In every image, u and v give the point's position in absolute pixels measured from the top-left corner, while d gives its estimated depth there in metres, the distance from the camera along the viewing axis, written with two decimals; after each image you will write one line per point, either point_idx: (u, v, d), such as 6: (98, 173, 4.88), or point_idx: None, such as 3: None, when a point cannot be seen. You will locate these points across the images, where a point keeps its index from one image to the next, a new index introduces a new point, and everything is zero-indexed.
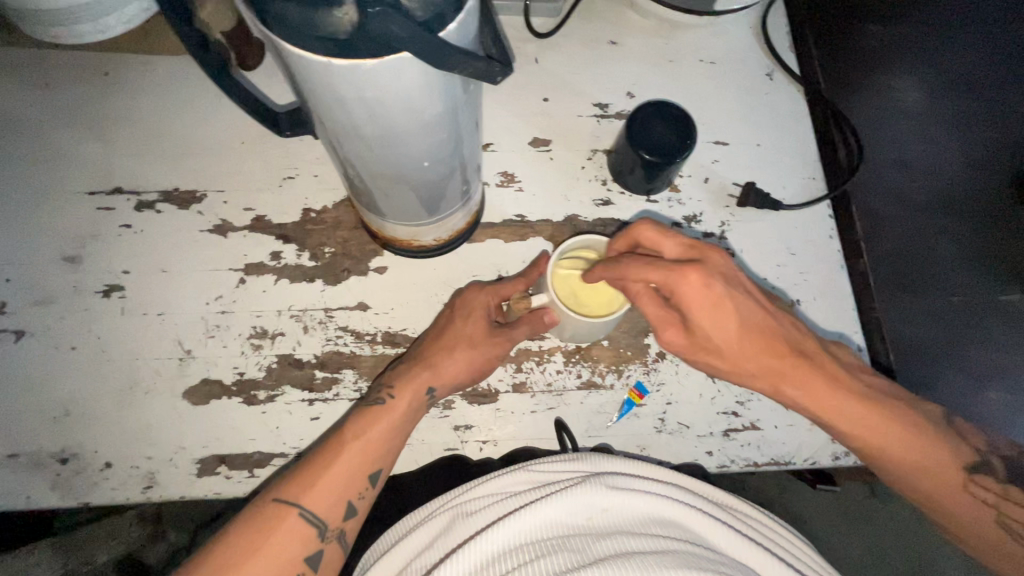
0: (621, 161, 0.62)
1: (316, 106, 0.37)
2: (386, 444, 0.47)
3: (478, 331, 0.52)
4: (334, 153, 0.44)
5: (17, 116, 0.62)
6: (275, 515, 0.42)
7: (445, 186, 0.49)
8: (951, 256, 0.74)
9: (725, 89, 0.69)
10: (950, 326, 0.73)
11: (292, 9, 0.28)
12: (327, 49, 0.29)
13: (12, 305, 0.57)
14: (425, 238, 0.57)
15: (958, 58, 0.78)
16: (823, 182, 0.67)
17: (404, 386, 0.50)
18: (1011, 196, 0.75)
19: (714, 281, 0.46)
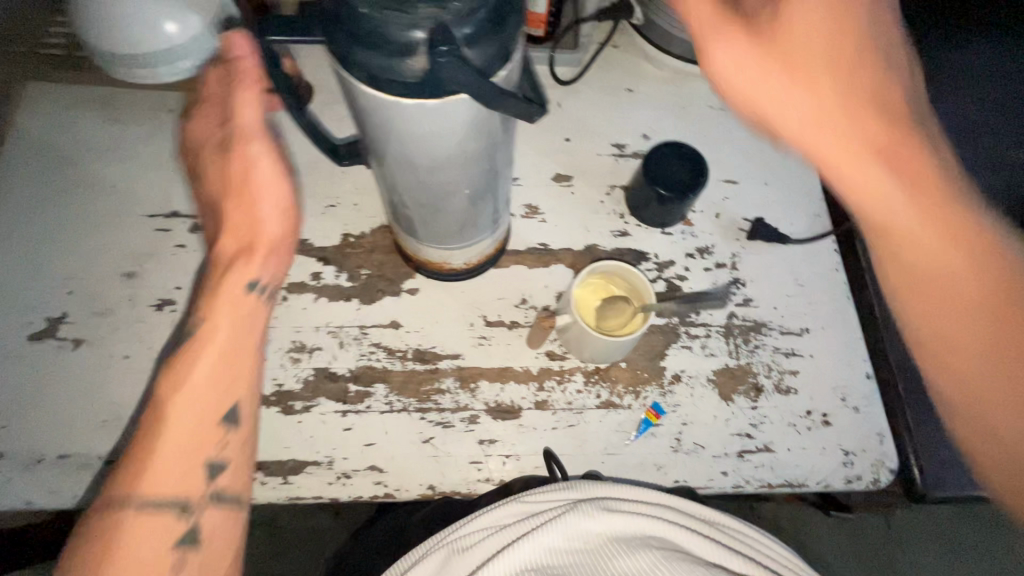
0: (637, 195, 0.67)
1: (372, 135, 0.43)
2: (231, 356, 0.49)
3: (225, 171, 0.49)
4: (382, 177, 0.50)
5: (87, 144, 0.69)
6: (157, 445, 0.44)
7: (474, 215, 0.54)
8: None
9: (733, 133, 0.75)
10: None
11: (374, 58, 0.33)
12: (397, 91, 0.34)
13: (71, 315, 0.61)
14: (456, 261, 0.62)
15: (986, 91, 0.77)
16: (828, 219, 0.71)
17: (218, 290, 0.49)
18: None
19: (878, 18, 0.40)
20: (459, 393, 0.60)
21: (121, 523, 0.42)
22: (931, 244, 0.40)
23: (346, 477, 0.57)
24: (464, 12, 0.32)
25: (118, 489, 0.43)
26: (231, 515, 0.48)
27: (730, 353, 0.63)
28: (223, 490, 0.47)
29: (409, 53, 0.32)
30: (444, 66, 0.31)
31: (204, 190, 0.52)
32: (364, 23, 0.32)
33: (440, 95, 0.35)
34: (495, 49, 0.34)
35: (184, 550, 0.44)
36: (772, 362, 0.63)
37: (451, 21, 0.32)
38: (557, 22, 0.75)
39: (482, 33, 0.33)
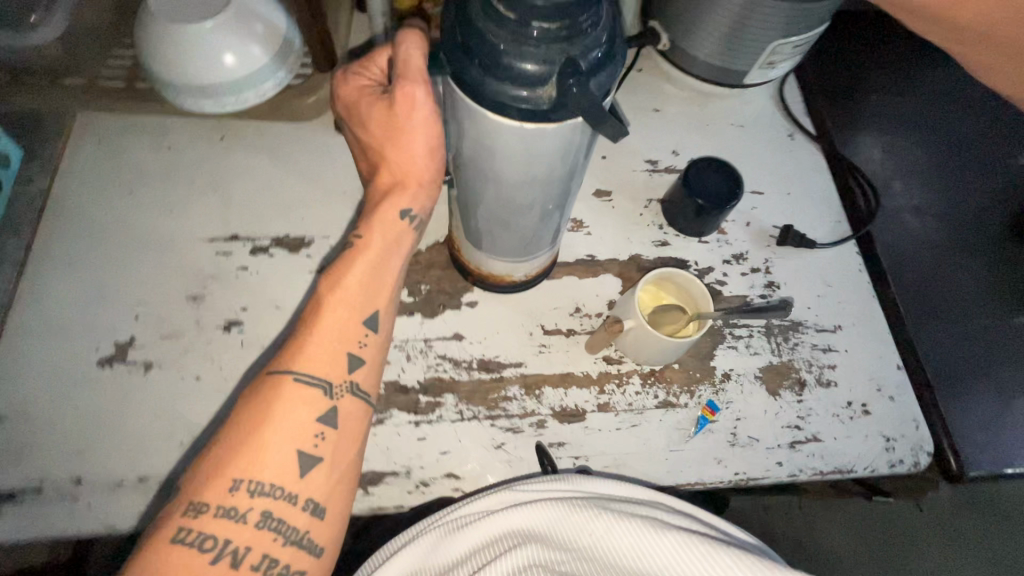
0: (676, 207, 0.72)
1: (474, 156, 0.48)
2: (380, 262, 0.54)
3: (381, 120, 0.50)
4: (467, 195, 0.55)
5: (142, 172, 0.71)
6: (314, 336, 0.51)
7: (543, 232, 0.59)
8: (972, 291, 0.74)
9: (754, 147, 0.81)
10: (998, 354, 0.71)
11: (508, 90, 0.39)
12: (522, 115, 0.41)
13: (139, 338, 0.62)
14: (518, 273, 0.65)
15: (952, 120, 0.87)
16: (847, 224, 0.77)
17: (376, 217, 0.54)
18: (1014, 237, 0.78)
19: None
20: (526, 399, 0.63)
21: (281, 394, 0.48)
22: None
23: (425, 485, 0.59)
24: (587, 49, 0.39)
25: (281, 363, 0.50)
26: (364, 409, 0.51)
27: (773, 351, 0.68)
28: (357, 384, 0.51)
29: (541, 83, 0.39)
30: (575, 94, 0.39)
31: (363, 136, 0.54)
32: (505, 59, 0.39)
33: (555, 119, 0.41)
34: (607, 80, 0.41)
35: (323, 430, 0.48)
36: (811, 357, 0.68)
37: (577, 56, 0.39)
38: None
39: (598, 65, 0.40)
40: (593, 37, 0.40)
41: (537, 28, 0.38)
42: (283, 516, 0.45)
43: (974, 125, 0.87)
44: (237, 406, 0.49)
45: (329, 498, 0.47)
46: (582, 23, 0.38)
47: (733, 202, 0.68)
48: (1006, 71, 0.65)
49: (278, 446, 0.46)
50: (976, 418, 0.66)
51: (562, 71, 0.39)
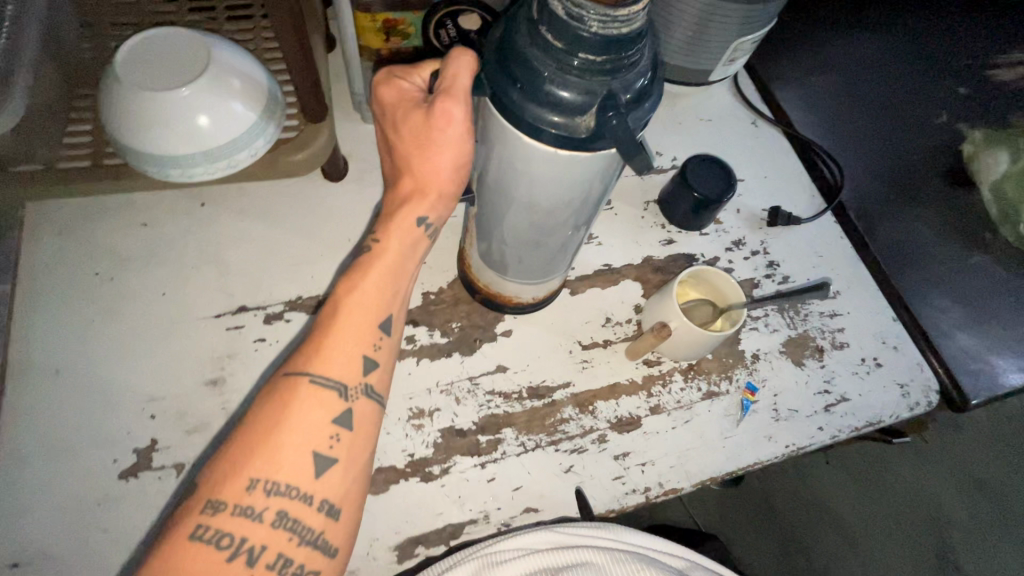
0: (676, 205, 0.76)
1: (508, 180, 0.50)
2: (394, 262, 0.50)
3: (413, 126, 0.48)
4: (497, 219, 0.56)
5: (122, 255, 0.65)
6: (330, 337, 0.47)
7: (568, 249, 0.61)
8: (934, 238, 0.83)
9: (726, 138, 0.87)
10: (965, 288, 0.80)
11: (547, 114, 0.40)
12: (556, 141, 0.42)
13: (163, 440, 0.56)
14: (524, 296, 0.66)
15: (881, 89, 0.97)
16: (821, 197, 0.84)
17: (393, 218, 0.51)
18: (957, 183, 0.88)
19: None
20: (582, 418, 0.63)
21: (297, 395, 0.44)
22: None
23: (506, 526, 0.58)
24: (628, 82, 0.40)
25: (297, 364, 0.46)
26: (379, 417, 0.48)
27: (789, 325, 0.73)
28: (374, 389, 0.47)
29: (580, 112, 0.41)
30: (613, 126, 0.40)
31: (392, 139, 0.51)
32: (546, 86, 0.39)
33: (590, 149, 0.43)
34: (644, 114, 0.42)
35: (340, 432, 0.44)
36: (822, 325, 0.73)
37: (618, 90, 0.40)
38: None
39: (638, 99, 0.41)
40: (635, 70, 0.40)
41: (583, 60, 0.38)
42: (297, 516, 0.42)
43: (902, 90, 0.97)
44: (250, 408, 0.45)
45: (343, 501, 0.44)
46: (629, 57, 0.39)
47: (729, 197, 0.72)
48: None
49: (293, 448, 0.42)
50: (964, 349, 0.75)
51: (602, 102, 0.40)
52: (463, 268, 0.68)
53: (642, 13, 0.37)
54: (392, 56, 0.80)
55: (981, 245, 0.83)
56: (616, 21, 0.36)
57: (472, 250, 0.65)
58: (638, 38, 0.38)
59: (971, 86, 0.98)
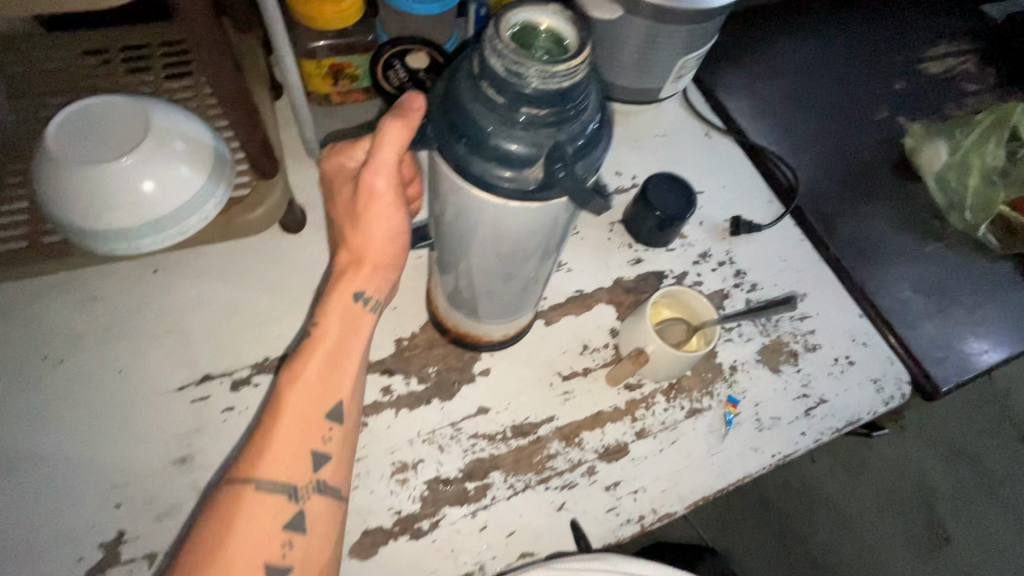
0: (641, 225, 0.76)
1: (468, 227, 0.50)
2: (337, 345, 0.49)
3: (347, 203, 0.49)
4: (462, 264, 0.56)
5: (72, 335, 0.61)
6: (274, 437, 0.45)
7: (530, 290, 0.61)
8: (889, 231, 0.85)
9: (683, 152, 0.88)
10: (924, 277, 0.82)
11: (494, 166, 0.41)
12: (505, 194, 0.43)
13: (132, 530, 0.53)
14: (494, 334, 0.65)
15: (824, 91, 1.00)
16: (778, 202, 0.86)
17: (333, 295, 0.50)
18: (905, 174, 0.91)
19: None
20: (569, 451, 0.63)
21: (243, 504, 0.43)
22: None
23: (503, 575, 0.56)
24: (575, 132, 0.40)
25: (243, 467, 0.44)
26: (334, 507, 0.47)
27: (762, 333, 0.74)
28: (325, 483, 0.47)
29: (529, 163, 0.41)
30: (562, 177, 0.41)
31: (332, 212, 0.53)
32: (492, 139, 0.40)
33: (541, 198, 0.43)
34: (595, 161, 0.43)
35: (292, 536, 0.44)
36: (794, 329, 0.74)
37: (565, 140, 0.40)
38: None
39: (586, 147, 0.41)
40: (582, 118, 0.40)
41: (528, 114, 0.38)
42: None
43: (843, 90, 1.01)
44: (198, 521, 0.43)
45: None
46: (575, 108, 0.39)
47: (689, 213, 0.73)
48: None
49: (243, 561, 0.41)
50: (929, 338, 0.77)
51: (550, 154, 0.41)
52: (434, 311, 0.67)
53: (584, 65, 0.37)
54: (343, 99, 0.80)
55: (933, 234, 0.86)
56: (557, 76, 0.36)
57: (442, 294, 0.64)
58: (582, 88, 0.38)
59: (906, 81, 1.03)
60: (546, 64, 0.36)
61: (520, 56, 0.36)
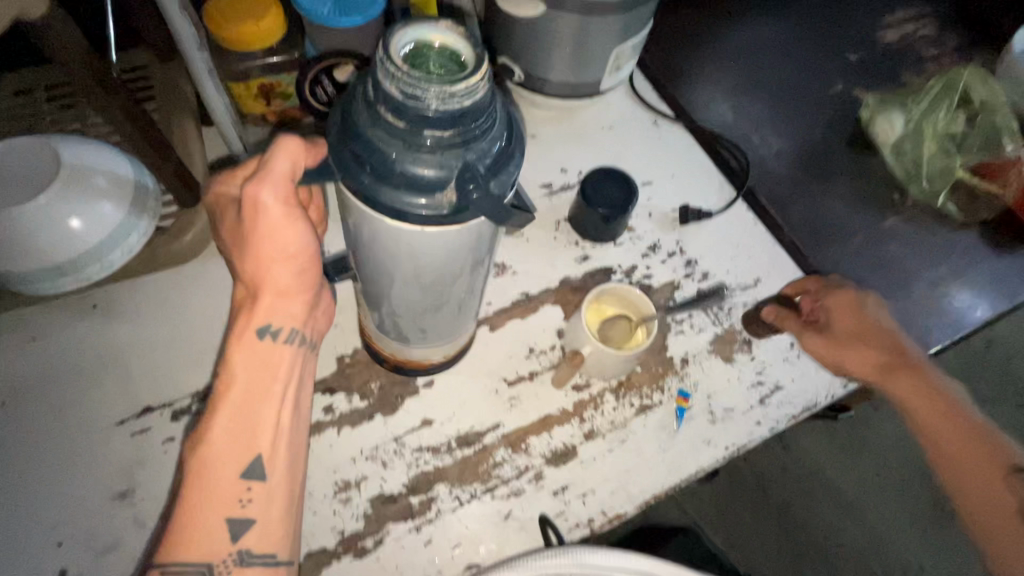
0: (585, 222, 0.75)
1: (380, 252, 0.48)
2: (250, 399, 0.47)
3: (238, 234, 0.48)
4: (381, 287, 0.54)
5: (10, 376, 0.61)
6: (190, 508, 0.44)
7: (462, 307, 0.59)
8: (844, 208, 0.84)
9: (630, 143, 0.87)
10: (882, 251, 0.81)
11: (404, 193, 0.40)
12: (422, 220, 0.41)
13: (74, 568, 0.54)
14: (433, 357, 0.63)
15: (776, 69, 0.98)
16: (730, 186, 0.84)
17: (237, 340, 0.48)
18: (861, 148, 0.89)
19: (897, 368, 0.65)
20: (516, 458, 0.62)
21: None
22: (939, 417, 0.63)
23: None
24: (483, 151, 0.40)
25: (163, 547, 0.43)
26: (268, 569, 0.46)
27: (715, 323, 0.72)
28: (252, 551, 0.45)
29: (439, 188, 0.40)
30: (475, 198, 0.40)
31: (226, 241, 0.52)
32: (398, 166, 0.39)
33: (459, 220, 0.42)
34: (509, 179, 0.42)
35: None
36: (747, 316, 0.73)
37: (474, 161, 0.40)
38: None
39: (497, 165, 0.41)
40: (489, 139, 0.40)
41: (431, 138, 0.38)
42: None
43: (796, 67, 0.98)
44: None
45: None
46: (478, 128, 0.39)
47: (631, 206, 0.72)
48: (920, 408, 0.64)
49: None
50: (888, 314, 0.75)
51: (460, 176, 0.40)
52: (366, 336, 0.65)
53: (484, 83, 0.37)
54: (279, 119, 0.79)
55: (892, 207, 0.84)
56: (456, 96, 0.36)
57: (369, 320, 0.62)
58: (483, 106, 0.38)
59: (862, 51, 1.00)
60: (442, 84, 0.36)
61: (416, 79, 0.36)
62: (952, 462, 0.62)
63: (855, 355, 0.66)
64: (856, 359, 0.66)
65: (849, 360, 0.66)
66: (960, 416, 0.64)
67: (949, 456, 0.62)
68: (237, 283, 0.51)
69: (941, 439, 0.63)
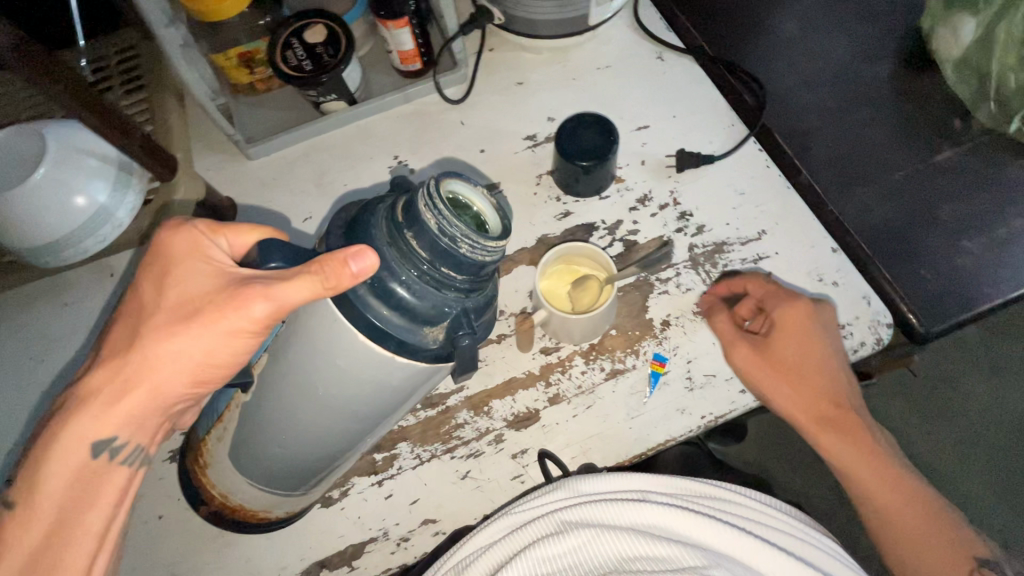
0: (564, 175, 0.70)
1: (304, 382, 0.46)
2: (76, 501, 0.44)
3: (187, 313, 0.44)
4: (268, 422, 0.49)
5: None
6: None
7: (341, 466, 0.56)
8: (884, 141, 0.71)
9: (628, 82, 0.78)
10: (929, 192, 0.67)
11: (397, 317, 0.43)
12: (398, 346, 0.43)
13: None
14: (275, 510, 0.57)
15: None
16: (741, 125, 0.73)
17: (72, 432, 0.43)
18: (916, 66, 0.74)
19: (841, 428, 0.56)
20: (477, 420, 0.62)
21: None
22: (872, 486, 0.55)
23: (405, 540, 0.58)
24: (479, 301, 0.45)
25: None
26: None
27: (704, 282, 0.66)
28: None
29: (430, 323, 0.44)
30: (462, 344, 0.44)
31: (151, 303, 0.45)
32: (398, 288, 0.42)
33: (431, 356, 0.45)
34: (485, 330, 0.47)
35: None
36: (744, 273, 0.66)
37: (471, 307, 0.44)
38: (430, 48, 0.77)
39: (482, 315, 0.46)
40: (485, 289, 0.45)
41: (446, 276, 0.42)
42: None
43: None
44: None
45: None
46: (481, 282, 0.44)
47: (611, 155, 0.66)
48: (913, 525, 0.54)
49: None
50: (921, 268, 0.64)
51: (454, 317, 0.44)
52: (195, 467, 0.57)
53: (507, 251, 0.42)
54: (267, 86, 0.80)
55: (948, 137, 0.70)
56: (484, 249, 0.40)
57: (221, 451, 0.53)
58: (495, 265, 0.43)
59: None
60: (477, 238, 0.40)
61: (454, 225, 0.39)
62: (892, 524, 0.55)
63: (802, 391, 0.57)
64: (793, 404, 0.57)
65: (792, 397, 0.57)
66: (917, 487, 0.55)
67: (882, 506, 0.55)
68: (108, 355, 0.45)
69: (884, 502, 0.55)
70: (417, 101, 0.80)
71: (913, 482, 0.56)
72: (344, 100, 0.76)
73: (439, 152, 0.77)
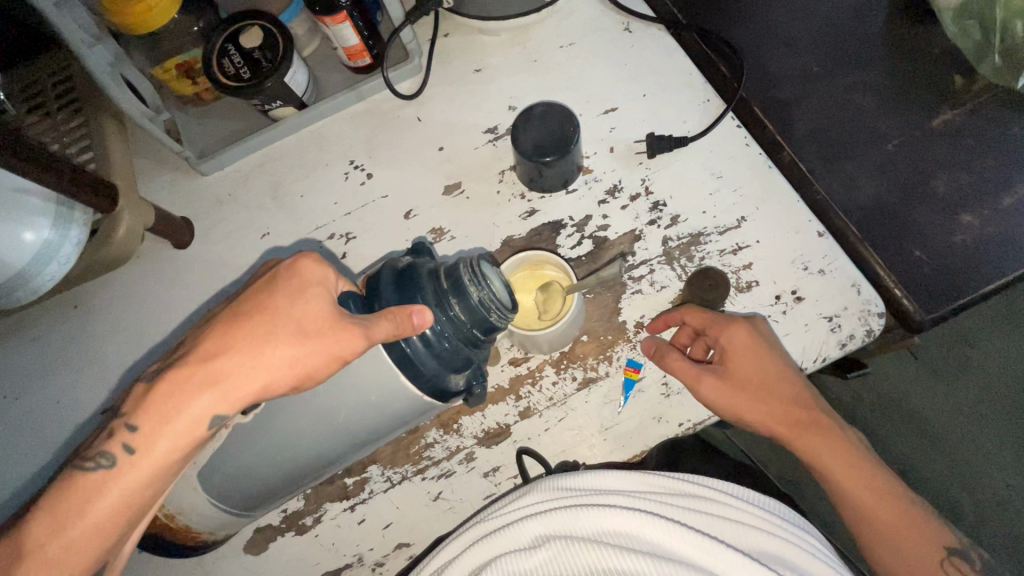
0: (525, 172, 0.65)
1: (305, 406, 0.47)
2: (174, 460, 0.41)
3: (310, 331, 0.42)
4: (256, 452, 0.48)
5: (19, 373, 0.70)
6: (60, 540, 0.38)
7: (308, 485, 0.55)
8: (875, 107, 0.64)
9: (593, 60, 0.72)
10: (924, 163, 0.61)
11: (425, 361, 0.46)
12: (421, 385, 0.46)
13: None
14: (214, 532, 0.54)
15: None
16: (718, 100, 0.67)
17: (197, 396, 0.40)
18: (912, 19, 0.66)
19: (817, 430, 0.54)
20: (447, 439, 0.60)
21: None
22: (859, 489, 0.52)
23: (379, 564, 0.58)
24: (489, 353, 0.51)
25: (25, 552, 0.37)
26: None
27: (680, 277, 0.62)
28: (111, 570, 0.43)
29: (453, 372, 0.48)
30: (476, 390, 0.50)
31: (275, 311, 0.42)
32: (429, 339, 0.46)
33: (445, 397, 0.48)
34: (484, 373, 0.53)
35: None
36: (724, 266, 0.61)
37: (484, 358, 0.50)
38: (378, 41, 0.71)
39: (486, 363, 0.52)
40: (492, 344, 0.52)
41: (474, 336, 0.47)
42: None
43: None
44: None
45: None
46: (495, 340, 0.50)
47: (572, 147, 0.61)
48: (898, 533, 0.51)
49: None
50: (913, 249, 0.59)
51: (472, 367, 0.49)
52: None
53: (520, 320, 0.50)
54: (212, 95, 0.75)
55: (947, 98, 0.63)
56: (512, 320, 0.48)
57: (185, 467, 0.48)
58: None
59: None
60: (508, 312, 0.47)
61: (494, 298, 0.46)
62: (877, 531, 0.51)
63: (768, 406, 0.54)
64: (761, 415, 0.54)
65: (760, 413, 0.54)
66: (896, 491, 0.52)
67: (868, 511, 0.52)
68: (232, 328, 0.41)
69: (870, 506, 0.52)
70: (370, 99, 0.75)
71: (895, 484, 0.53)
72: (291, 105, 0.72)
73: (396, 154, 0.73)
